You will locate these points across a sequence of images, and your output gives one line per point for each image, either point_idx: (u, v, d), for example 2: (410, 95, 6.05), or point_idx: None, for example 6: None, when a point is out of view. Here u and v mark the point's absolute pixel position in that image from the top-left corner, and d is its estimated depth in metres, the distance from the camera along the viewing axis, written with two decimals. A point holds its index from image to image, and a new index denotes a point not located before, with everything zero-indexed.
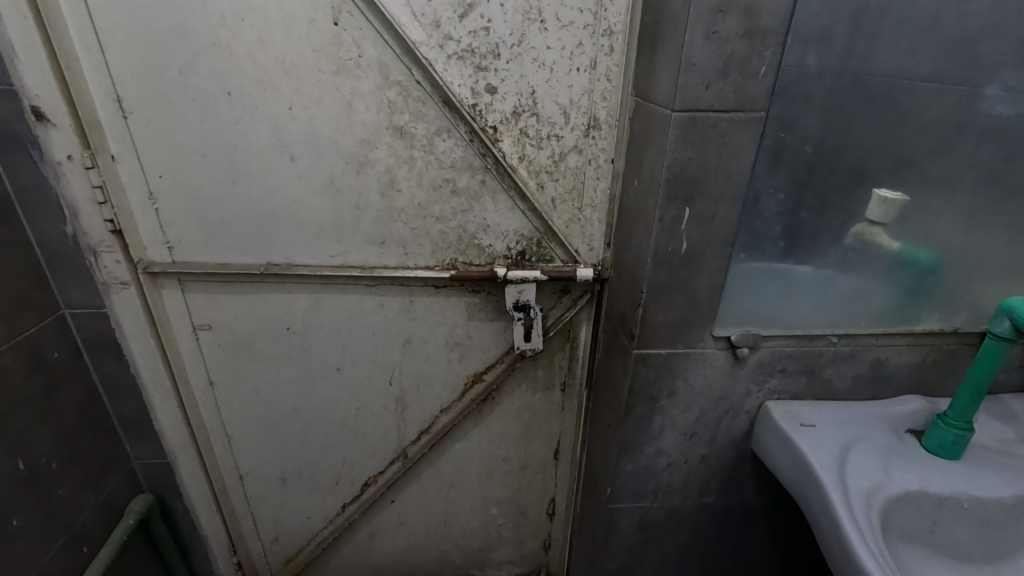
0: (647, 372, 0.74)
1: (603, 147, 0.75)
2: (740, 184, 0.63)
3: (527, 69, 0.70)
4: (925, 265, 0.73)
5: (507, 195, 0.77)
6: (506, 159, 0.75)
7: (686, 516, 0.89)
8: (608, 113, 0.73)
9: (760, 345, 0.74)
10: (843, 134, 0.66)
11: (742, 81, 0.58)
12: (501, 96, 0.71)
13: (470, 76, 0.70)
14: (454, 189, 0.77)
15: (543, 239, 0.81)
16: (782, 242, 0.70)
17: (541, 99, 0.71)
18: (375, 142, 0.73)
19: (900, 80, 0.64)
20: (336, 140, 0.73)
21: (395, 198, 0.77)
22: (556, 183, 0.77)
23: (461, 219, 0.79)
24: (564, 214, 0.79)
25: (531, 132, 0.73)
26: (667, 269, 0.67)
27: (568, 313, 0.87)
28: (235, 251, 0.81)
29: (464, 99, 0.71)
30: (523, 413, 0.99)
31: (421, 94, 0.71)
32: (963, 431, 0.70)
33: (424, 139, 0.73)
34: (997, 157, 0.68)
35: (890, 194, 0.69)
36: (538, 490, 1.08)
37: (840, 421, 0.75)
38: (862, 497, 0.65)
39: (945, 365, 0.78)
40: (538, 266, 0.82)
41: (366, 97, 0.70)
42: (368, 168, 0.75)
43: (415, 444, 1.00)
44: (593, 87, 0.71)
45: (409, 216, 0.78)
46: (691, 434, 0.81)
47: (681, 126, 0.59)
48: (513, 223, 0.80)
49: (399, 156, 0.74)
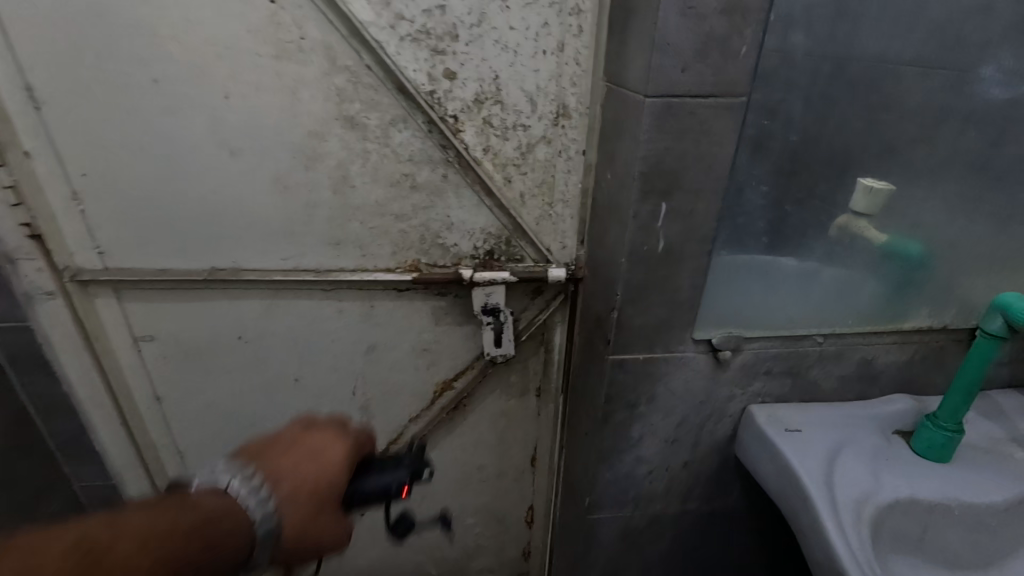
0: (624, 378, 0.69)
1: (574, 137, 0.69)
2: (721, 176, 0.58)
3: (489, 52, 0.63)
4: (912, 258, 0.70)
5: (471, 190, 0.72)
6: (469, 152, 0.69)
7: (669, 524, 0.85)
8: (578, 101, 0.67)
9: (743, 348, 0.70)
10: (828, 121, 0.61)
11: (722, 63, 0.52)
12: (460, 82, 0.65)
13: (426, 60, 0.63)
14: (413, 184, 0.71)
15: (512, 238, 0.76)
16: (766, 237, 0.65)
17: (505, 86, 0.65)
18: (324, 133, 0.66)
19: (890, 62, 0.59)
20: (280, 132, 0.66)
21: (348, 195, 0.70)
22: (524, 177, 0.71)
23: (423, 216, 0.73)
24: (534, 211, 0.74)
25: (495, 122, 0.67)
26: (644, 269, 0.62)
27: (540, 316, 0.81)
28: (174, 255, 0.73)
29: (420, 85, 0.65)
30: (497, 419, 0.93)
31: (373, 80, 0.64)
32: (953, 433, 0.67)
33: (379, 130, 0.67)
34: (987, 144, 0.65)
35: (874, 182, 0.65)
36: (515, 498, 1.04)
37: (826, 425, 0.71)
38: (852, 508, 0.61)
39: (934, 363, 0.75)
40: (507, 267, 0.77)
41: (310, 84, 0.63)
42: (317, 162, 0.68)
43: None
44: (561, 72, 0.65)
45: (366, 215, 0.72)
46: (672, 441, 0.76)
47: (656, 113, 0.54)
48: (479, 221, 0.74)
49: (351, 149, 0.68)
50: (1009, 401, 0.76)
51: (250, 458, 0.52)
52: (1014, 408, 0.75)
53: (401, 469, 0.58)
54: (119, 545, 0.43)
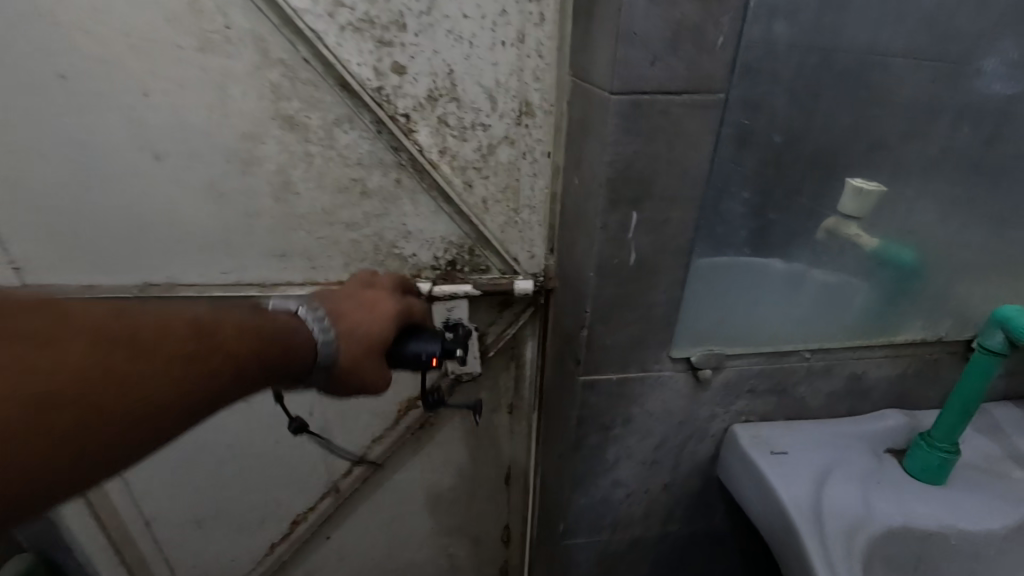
0: (596, 400, 0.64)
1: (539, 137, 0.63)
2: (697, 182, 0.52)
3: (442, 43, 0.57)
4: (904, 267, 0.65)
5: (429, 196, 0.66)
6: (424, 154, 0.63)
7: (650, 549, 0.80)
8: (542, 97, 0.61)
9: (724, 365, 0.64)
10: (814, 120, 0.56)
11: (696, 55, 0.46)
12: (411, 77, 0.58)
13: (370, 52, 0.57)
14: (363, 191, 0.64)
15: (475, 247, 0.70)
16: (748, 246, 0.60)
17: (460, 81, 0.59)
18: (260, 135, 0.60)
19: (882, 53, 0.54)
20: (210, 134, 0.59)
21: (292, 203, 0.64)
22: (485, 181, 0.65)
23: (377, 224, 0.67)
24: (498, 217, 0.68)
25: (452, 122, 0.61)
26: (614, 284, 0.56)
27: (508, 331, 0.76)
28: (101, 271, 0.66)
29: (366, 81, 0.58)
30: (467, 437, 0.89)
31: (312, 75, 0.58)
32: (949, 454, 0.62)
33: (322, 131, 0.60)
34: (985, 142, 0.60)
35: (864, 184, 0.60)
36: (490, 517, 0.98)
37: (814, 445, 0.67)
38: (843, 541, 0.56)
39: (927, 376, 0.70)
40: (471, 278, 0.71)
41: (241, 79, 0.57)
42: (255, 167, 0.61)
43: (346, 477, 0.90)
44: (522, 66, 0.59)
45: (312, 224, 0.66)
46: (651, 463, 0.71)
47: (623, 112, 0.48)
48: (438, 229, 0.68)
49: (292, 152, 0.61)
50: (1006, 415, 0.71)
51: (318, 297, 0.55)
52: (1012, 423, 0.70)
53: (437, 341, 0.58)
54: (224, 331, 0.44)
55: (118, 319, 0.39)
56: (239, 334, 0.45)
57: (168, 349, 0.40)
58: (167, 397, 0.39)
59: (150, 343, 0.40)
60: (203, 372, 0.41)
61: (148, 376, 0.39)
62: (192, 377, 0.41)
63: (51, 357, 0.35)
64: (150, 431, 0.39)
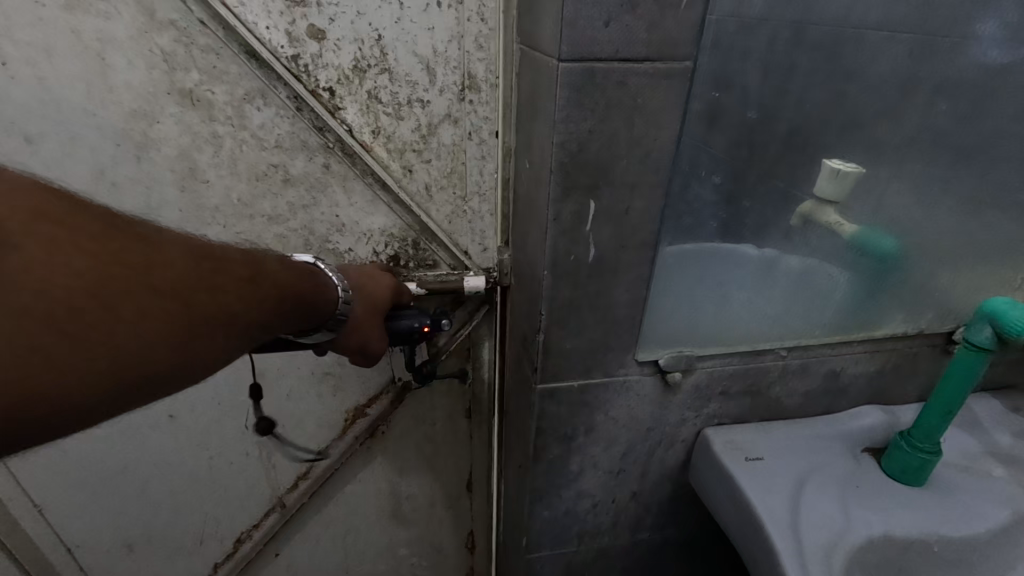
0: (556, 409, 0.58)
1: (484, 115, 0.60)
2: (662, 166, 0.45)
3: (367, 5, 0.53)
4: (886, 256, 0.59)
5: (363, 183, 0.62)
6: (355, 135, 0.59)
7: (619, 558, 0.75)
8: (486, 69, 0.58)
9: (695, 367, 0.59)
10: (791, 94, 0.50)
11: (657, 15, 0.39)
12: (332, 44, 0.54)
13: (281, 14, 0.52)
14: (286, 177, 0.60)
15: (420, 239, 0.67)
16: (719, 237, 0.54)
17: (391, 49, 0.55)
18: (154, 113, 0.55)
19: (867, 16, 0.48)
20: (90, 111, 0.54)
21: (200, 192, 0.60)
22: (427, 165, 0.62)
23: (304, 217, 0.63)
24: (444, 205, 0.65)
25: (385, 99, 0.58)
26: (571, 283, 0.50)
27: (462, 331, 0.72)
28: None
29: (280, 49, 0.54)
30: (424, 446, 0.83)
31: (211, 41, 0.53)
32: (930, 455, 0.58)
33: (230, 108, 0.56)
34: (973, 118, 0.54)
35: (841, 165, 0.54)
36: (452, 525, 0.92)
37: (789, 449, 0.62)
38: (822, 557, 0.52)
39: (907, 371, 0.66)
40: (417, 274, 0.68)
41: (123, 45, 0.52)
42: (149, 151, 0.57)
43: (292, 492, 0.83)
44: (462, 31, 0.55)
45: (228, 217, 0.62)
46: (617, 472, 0.66)
47: (574, 84, 0.41)
48: (378, 221, 0.65)
49: (195, 133, 0.57)
50: (983, 408, 0.68)
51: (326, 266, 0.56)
52: (990, 417, 0.68)
53: (425, 317, 0.61)
54: (272, 266, 0.44)
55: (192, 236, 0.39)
56: (285, 266, 0.46)
57: (233, 272, 0.40)
58: (247, 310, 0.40)
59: (220, 265, 0.39)
60: (270, 294, 0.42)
61: (231, 288, 0.39)
62: (264, 297, 0.42)
63: (158, 256, 0.35)
64: (234, 343, 0.39)
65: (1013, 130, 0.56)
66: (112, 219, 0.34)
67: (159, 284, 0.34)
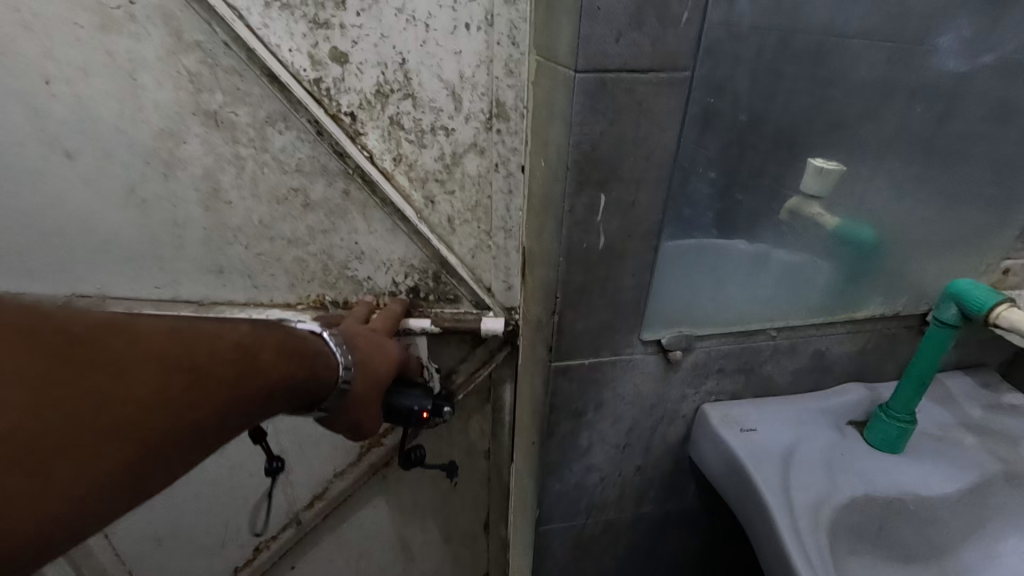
0: (569, 386, 0.64)
1: (511, 144, 0.74)
2: (665, 162, 0.51)
3: (391, 28, 0.65)
4: (864, 244, 0.66)
5: (384, 214, 0.79)
6: (378, 162, 0.75)
7: (624, 529, 0.80)
8: (516, 98, 0.71)
9: (694, 346, 0.65)
10: (776, 97, 0.56)
11: (661, 32, 0.45)
12: (357, 67, 0.68)
13: (304, 37, 0.65)
14: (306, 202, 0.77)
15: (440, 273, 0.84)
16: (715, 228, 0.60)
17: (416, 73, 0.68)
18: (181, 133, 0.71)
19: (839, 31, 0.54)
20: (123, 130, 0.71)
21: (223, 211, 0.77)
22: (451, 195, 0.78)
23: (324, 241, 0.81)
24: (465, 227, 0.81)
25: (407, 124, 0.72)
26: (583, 268, 0.55)
27: (480, 372, 0.89)
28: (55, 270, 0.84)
29: (305, 74, 0.68)
30: (434, 461, 0.98)
31: (234, 63, 0.67)
32: (906, 425, 0.64)
33: (252, 130, 0.71)
34: (933, 119, 0.61)
35: (825, 163, 0.60)
36: (464, 511, 1.04)
37: (781, 421, 0.68)
38: (810, 513, 0.58)
39: (884, 350, 0.72)
40: (440, 305, 0.87)
41: (153, 65, 0.67)
42: (177, 169, 0.74)
43: (308, 510, 0.99)
44: (491, 55, 0.68)
45: (250, 238, 0.80)
46: (623, 446, 0.71)
47: (589, 92, 0.47)
48: (398, 252, 0.82)
49: (219, 153, 0.73)
50: (957, 384, 0.75)
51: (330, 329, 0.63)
52: (963, 392, 0.74)
53: (425, 397, 0.74)
54: (262, 354, 0.48)
55: (173, 338, 0.41)
56: (270, 352, 0.49)
57: (215, 370, 0.43)
58: (222, 416, 0.43)
59: (202, 365, 0.42)
60: (252, 389, 0.46)
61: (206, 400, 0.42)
62: (243, 395, 0.45)
63: (133, 372, 0.38)
64: (208, 440, 0.43)
65: (979, 130, 0.62)
66: (90, 339, 0.37)
67: (123, 414, 0.37)
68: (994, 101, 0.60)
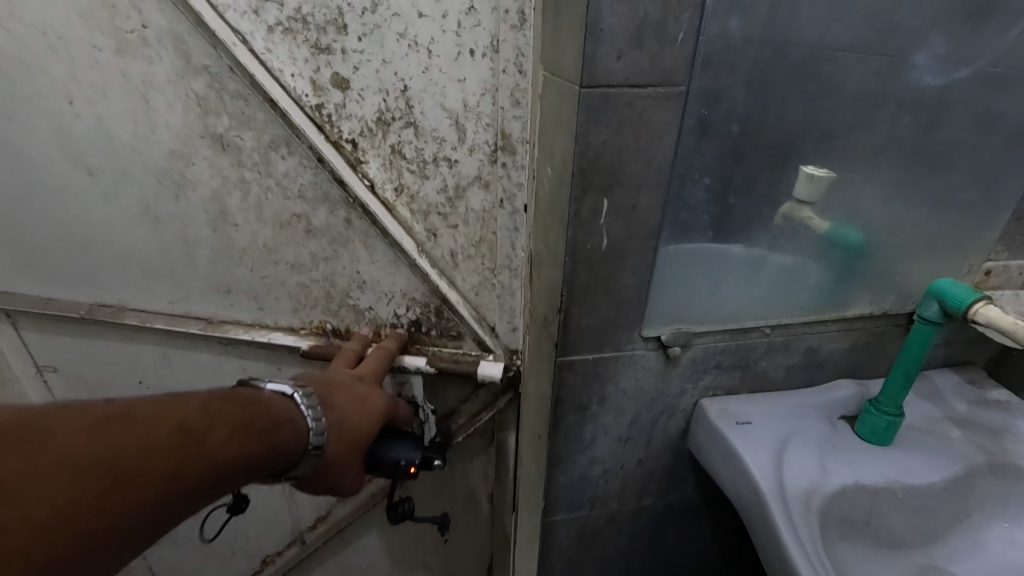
0: (574, 380, 0.67)
1: (516, 178, 0.81)
2: (663, 168, 0.55)
3: (387, 52, 0.73)
4: (851, 246, 0.70)
5: (385, 245, 0.88)
6: (380, 192, 0.84)
7: (627, 521, 0.83)
8: (521, 129, 0.77)
9: (693, 342, 0.69)
10: (767, 109, 0.60)
11: (659, 51, 0.49)
12: (359, 93, 0.76)
13: (305, 63, 0.74)
14: (310, 228, 0.87)
15: (442, 309, 0.93)
16: (710, 232, 0.64)
17: (415, 97, 0.76)
18: (190, 155, 0.83)
19: (825, 49, 0.58)
20: (140, 150, 0.84)
21: (230, 232, 0.89)
22: (455, 229, 0.86)
23: (326, 268, 0.91)
24: (467, 254, 0.89)
25: (409, 153, 0.80)
26: (587, 268, 0.59)
27: (483, 415, 0.98)
28: (96, 276, 1.00)
29: (306, 99, 0.77)
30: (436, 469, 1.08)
31: (238, 86, 0.77)
32: (894, 418, 0.68)
33: (257, 154, 0.82)
34: (918, 129, 0.65)
35: (816, 170, 0.64)
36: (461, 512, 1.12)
37: (774, 415, 0.72)
38: (802, 500, 0.62)
39: (873, 347, 0.76)
40: (442, 338, 0.96)
41: (165, 89, 0.78)
42: (191, 186, 0.86)
43: (311, 531, 1.18)
44: (496, 84, 0.75)
45: (255, 261, 0.92)
46: (625, 439, 0.75)
47: (593, 104, 0.51)
48: (400, 285, 0.92)
49: (226, 175, 0.84)
50: (944, 381, 0.78)
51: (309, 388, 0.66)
52: (949, 388, 0.77)
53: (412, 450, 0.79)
54: (210, 435, 0.49)
55: (100, 438, 0.42)
56: (221, 428, 0.50)
57: (147, 458, 0.44)
58: (156, 507, 0.44)
59: (131, 456, 0.43)
60: (193, 473, 0.47)
61: (144, 495, 0.43)
62: (181, 479, 0.46)
63: (47, 473, 0.38)
64: (135, 532, 0.43)
65: (964, 139, 0.66)
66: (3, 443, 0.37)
67: (51, 525, 0.38)
68: (976, 112, 0.65)
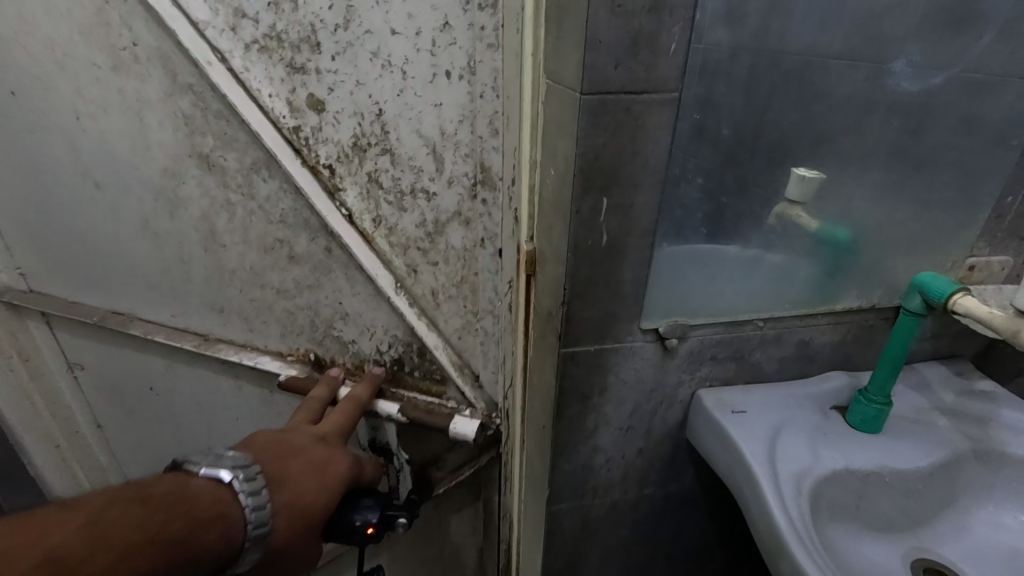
0: (577, 371, 0.71)
1: (496, 216, 0.85)
2: (658, 169, 0.59)
3: (360, 74, 0.76)
4: (841, 243, 0.74)
5: (364, 280, 0.92)
6: (359, 222, 0.87)
7: (629, 510, 0.87)
8: (499, 167, 0.82)
9: (689, 335, 0.72)
10: (760, 114, 0.64)
11: (653, 60, 0.54)
12: (333, 114, 0.80)
13: (281, 87, 0.78)
14: (292, 255, 0.92)
15: (423, 350, 0.97)
16: (704, 229, 0.68)
17: (388, 120, 0.79)
18: (182, 174, 0.88)
19: (813, 57, 0.62)
20: (137, 166, 0.89)
21: (220, 252, 0.94)
22: (434, 267, 0.91)
23: (309, 295, 0.96)
24: (444, 283, 0.92)
25: (386, 182, 0.84)
26: (589, 263, 0.63)
27: (465, 469, 1.02)
28: (108, 287, 1.05)
29: (284, 121, 0.81)
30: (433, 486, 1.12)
31: (220, 107, 0.81)
32: (883, 406, 0.71)
33: (240, 176, 0.86)
34: (905, 132, 0.68)
35: (807, 172, 0.68)
36: (459, 520, 1.15)
37: (767, 405, 0.75)
38: (793, 483, 0.65)
39: (863, 340, 0.79)
40: (422, 379, 1.01)
41: (156, 106, 0.83)
42: (184, 205, 0.91)
43: None
44: (473, 109, 0.79)
45: (243, 283, 0.97)
46: (626, 429, 0.78)
47: (591, 110, 0.55)
48: (381, 321, 0.96)
49: (214, 195, 0.89)
50: (931, 373, 0.81)
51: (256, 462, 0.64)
52: (936, 379, 0.80)
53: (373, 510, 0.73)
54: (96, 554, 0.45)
55: None
56: (105, 551, 0.46)
57: None
58: None
59: None
60: None
61: None
62: None
63: None
64: None
65: (947, 141, 0.70)
66: None
67: None
68: (960, 115, 0.68)
